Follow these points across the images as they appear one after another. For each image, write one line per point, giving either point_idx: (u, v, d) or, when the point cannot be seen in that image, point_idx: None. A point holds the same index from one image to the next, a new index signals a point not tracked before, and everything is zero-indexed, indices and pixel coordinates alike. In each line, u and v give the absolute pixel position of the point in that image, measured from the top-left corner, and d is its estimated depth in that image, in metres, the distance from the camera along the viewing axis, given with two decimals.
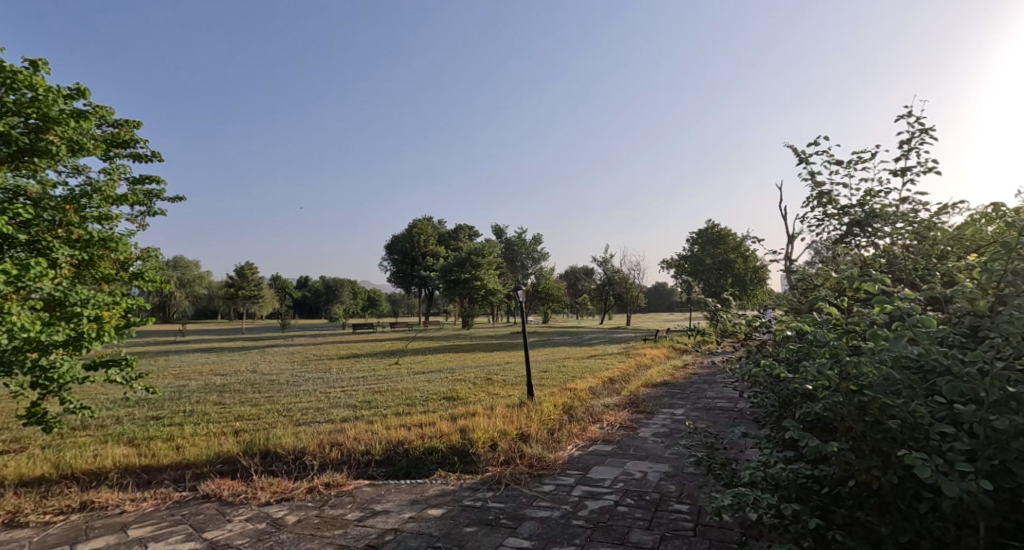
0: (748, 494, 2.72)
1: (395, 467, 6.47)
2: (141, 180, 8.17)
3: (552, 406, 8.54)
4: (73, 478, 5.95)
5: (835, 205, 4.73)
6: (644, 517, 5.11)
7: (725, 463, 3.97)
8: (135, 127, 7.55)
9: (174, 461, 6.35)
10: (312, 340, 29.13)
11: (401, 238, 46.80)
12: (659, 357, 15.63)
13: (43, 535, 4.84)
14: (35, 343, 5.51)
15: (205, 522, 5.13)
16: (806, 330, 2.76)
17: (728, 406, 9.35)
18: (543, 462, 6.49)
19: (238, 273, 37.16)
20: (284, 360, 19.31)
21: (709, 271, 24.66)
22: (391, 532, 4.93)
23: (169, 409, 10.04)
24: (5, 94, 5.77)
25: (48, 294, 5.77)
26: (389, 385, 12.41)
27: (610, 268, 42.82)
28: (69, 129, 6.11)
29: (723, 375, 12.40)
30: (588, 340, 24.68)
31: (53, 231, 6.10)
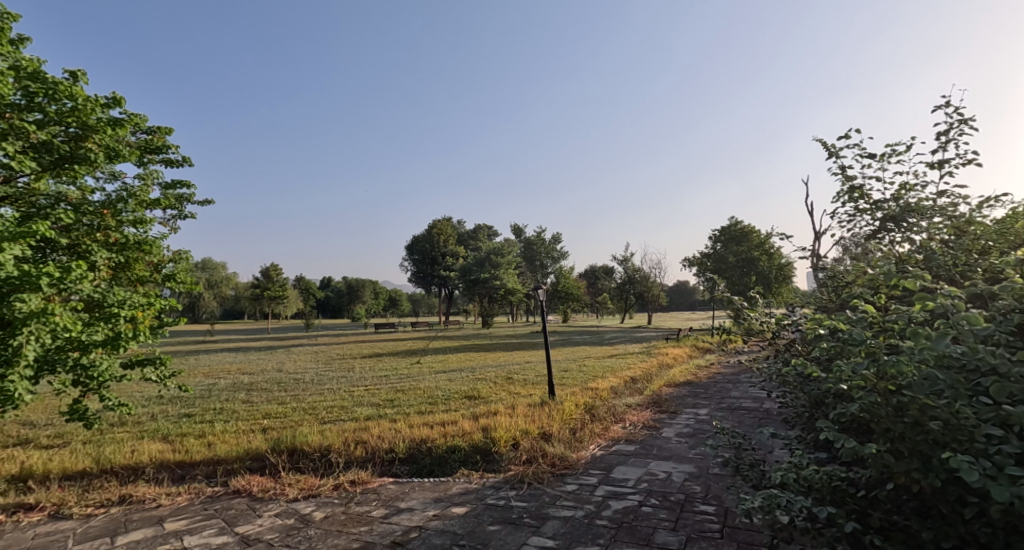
0: (780, 496, 2.71)
1: (418, 466, 6.53)
2: (173, 185, 8.38)
3: (574, 406, 8.53)
4: (112, 472, 6.14)
5: (867, 199, 4.64)
6: (670, 518, 5.09)
7: (754, 465, 3.95)
8: (167, 133, 7.74)
9: (206, 457, 6.50)
10: (334, 340, 29.35)
11: (421, 238, 47.05)
12: (681, 356, 15.42)
13: (85, 527, 5.01)
14: (76, 343, 5.70)
15: (236, 517, 5.25)
16: (841, 328, 2.71)
17: (754, 407, 9.23)
18: (565, 462, 6.49)
19: (264, 274, 37.78)
20: (308, 359, 19.54)
21: (732, 269, 24.32)
22: (417, 529, 4.99)
23: (200, 407, 10.26)
24: (47, 104, 5.96)
25: (87, 296, 5.97)
26: (411, 384, 12.50)
27: (631, 267, 42.51)
28: (106, 136, 6.30)
29: (748, 374, 12.21)
30: (609, 339, 24.40)
31: (92, 234, 6.30)
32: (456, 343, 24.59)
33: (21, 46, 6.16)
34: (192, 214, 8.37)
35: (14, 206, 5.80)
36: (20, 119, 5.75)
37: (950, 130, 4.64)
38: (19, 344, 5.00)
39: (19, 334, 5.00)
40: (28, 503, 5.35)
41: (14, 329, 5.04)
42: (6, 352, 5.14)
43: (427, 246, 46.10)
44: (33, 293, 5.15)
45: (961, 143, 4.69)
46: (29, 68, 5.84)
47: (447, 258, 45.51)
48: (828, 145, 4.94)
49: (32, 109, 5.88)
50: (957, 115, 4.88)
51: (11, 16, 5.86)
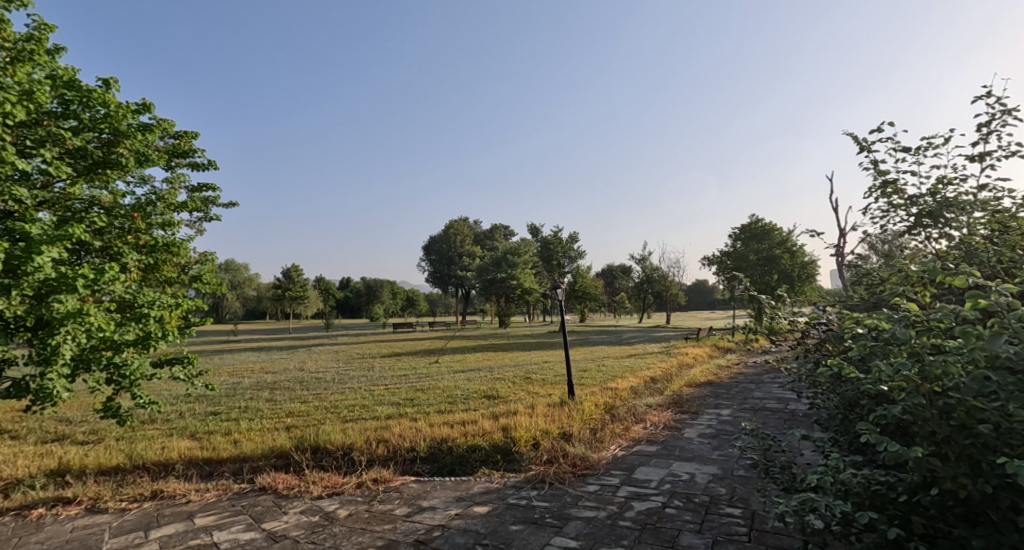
0: (818, 500, 2.66)
1: (439, 465, 6.56)
2: (199, 189, 8.54)
3: (594, 406, 8.49)
4: (144, 468, 6.26)
5: (902, 195, 4.52)
6: (695, 520, 5.02)
7: (785, 467, 3.89)
8: (193, 137, 7.88)
9: (233, 454, 6.60)
10: (354, 339, 29.54)
11: (439, 238, 47.30)
12: (702, 356, 15.20)
13: (120, 521, 5.12)
14: (108, 342, 5.83)
15: (263, 513, 5.32)
16: (883, 326, 2.63)
17: (778, 407, 9.06)
18: (586, 462, 6.45)
19: (285, 274, 38.25)
20: (330, 358, 19.81)
21: (753, 267, 23.91)
22: (439, 528, 5.00)
23: (225, 406, 10.43)
24: (81, 111, 6.11)
25: (119, 297, 6.12)
26: (430, 384, 12.51)
27: (649, 266, 42.11)
28: (137, 142, 6.45)
29: (771, 375, 12.00)
30: (627, 339, 24.12)
31: (124, 237, 6.48)
32: (474, 343, 24.62)
33: (56, 55, 6.31)
34: (217, 216, 8.53)
35: (51, 210, 5.91)
36: (56, 126, 5.90)
37: (992, 121, 4.49)
38: (57, 344, 5.16)
39: (57, 334, 5.15)
40: (66, 497, 5.48)
41: (52, 328, 5.21)
42: (42, 350, 5.28)
43: (444, 246, 46.37)
44: (70, 293, 5.24)
45: (1003, 135, 4.55)
46: (65, 76, 6.04)
47: (464, 257, 45.69)
48: (859, 139, 4.81)
49: (67, 116, 6.03)
50: (999, 105, 4.73)
51: (47, 26, 6.02)
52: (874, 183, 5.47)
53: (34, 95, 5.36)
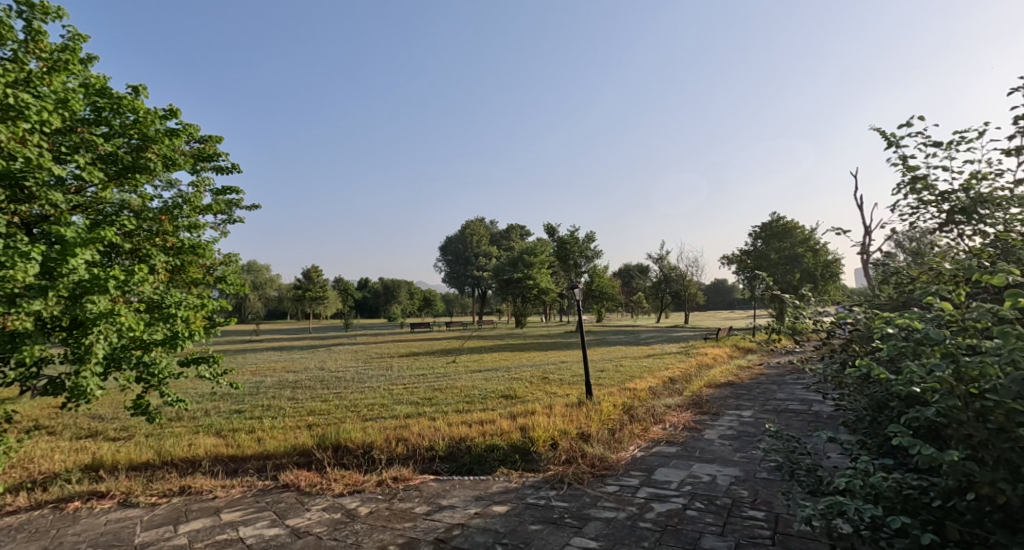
0: (847, 503, 2.66)
1: (458, 464, 6.59)
2: (223, 191, 8.69)
3: (612, 406, 8.46)
4: (172, 464, 6.41)
5: (932, 191, 4.44)
6: (717, 522, 4.98)
7: (811, 470, 3.84)
8: (218, 141, 8.03)
9: (257, 451, 6.71)
10: (372, 340, 29.75)
11: (456, 239, 47.53)
12: (722, 357, 15.04)
13: (151, 515, 5.24)
14: (138, 342, 5.98)
15: (287, 510, 5.40)
16: (915, 325, 2.60)
17: (801, 409, 8.91)
18: (605, 462, 6.44)
19: (306, 276, 38.74)
20: (350, 357, 20.00)
21: (775, 266, 23.54)
22: (459, 527, 5.03)
23: (248, 404, 10.62)
24: (111, 118, 6.27)
25: (147, 298, 6.24)
26: (449, 384, 12.57)
27: (667, 265, 41.75)
28: (165, 146, 6.58)
29: (793, 377, 11.81)
30: (645, 340, 23.94)
31: (152, 239, 6.64)
32: (492, 343, 24.67)
33: (88, 64, 6.48)
34: (240, 219, 8.68)
35: (83, 214, 6.08)
36: (89, 132, 6.09)
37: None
38: (90, 343, 5.31)
39: (90, 334, 5.30)
40: (100, 491, 5.62)
41: (86, 328, 5.35)
42: (76, 349, 5.43)
43: (461, 246, 46.65)
44: (102, 294, 5.37)
45: None
46: (97, 84, 6.19)
47: (480, 257, 45.81)
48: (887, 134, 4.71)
49: (99, 123, 6.20)
50: None
51: (81, 36, 6.17)
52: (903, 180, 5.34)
53: (69, 103, 5.51)
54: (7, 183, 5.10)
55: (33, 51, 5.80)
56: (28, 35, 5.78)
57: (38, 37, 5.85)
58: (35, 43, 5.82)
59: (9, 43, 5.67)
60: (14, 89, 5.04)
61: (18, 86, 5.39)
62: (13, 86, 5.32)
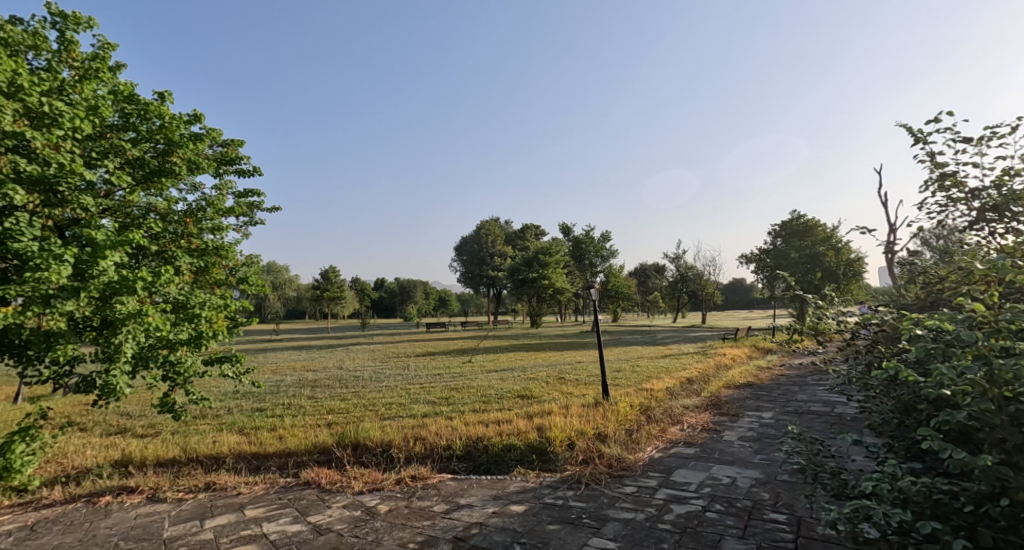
0: (875, 508, 2.65)
1: (474, 463, 6.61)
2: (245, 194, 8.82)
3: (629, 406, 8.43)
4: (197, 460, 6.53)
5: (962, 188, 4.35)
6: (737, 525, 4.94)
7: (835, 473, 3.80)
8: (240, 145, 8.15)
9: (279, 449, 6.81)
10: (388, 339, 29.89)
11: (472, 239, 47.68)
12: (740, 357, 14.91)
13: (178, 510, 5.34)
14: (164, 341, 6.09)
15: (308, 506, 5.47)
16: (946, 326, 2.57)
17: (824, 411, 8.78)
18: (623, 463, 6.42)
19: (323, 276, 39.12)
20: (367, 357, 20.16)
21: (795, 265, 23.19)
22: (477, 526, 5.06)
23: (269, 402, 10.77)
24: (138, 123, 6.43)
25: (172, 298, 6.35)
26: (465, 383, 12.61)
27: (684, 265, 41.38)
28: (189, 151, 6.67)
29: (815, 379, 11.64)
30: (661, 340, 23.77)
31: (177, 241, 6.77)
32: (508, 343, 24.70)
33: (117, 72, 6.63)
34: (262, 221, 8.81)
35: (112, 217, 6.18)
36: (117, 139, 6.24)
37: None
38: (119, 342, 5.47)
39: (120, 334, 5.43)
40: (130, 486, 5.75)
41: (115, 328, 5.49)
42: (106, 349, 5.58)
43: (476, 247, 46.76)
44: (130, 295, 5.50)
45: None
46: (125, 91, 6.34)
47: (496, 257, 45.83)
48: (914, 130, 4.62)
49: (127, 128, 6.35)
50: None
51: (111, 45, 6.32)
52: (930, 177, 4.95)
53: (99, 110, 5.65)
54: (42, 188, 5.25)
55: (66, 60, 6.00)
56: (61, 45, 6.00)
57: (70, 47, 6.05)
58: (68, 52, 6.05)
59: (43, 53, 5.85)
60: (47, 97, 5.25)
61: (52, 94, 5.56)
62: (46, 94, 5.50)
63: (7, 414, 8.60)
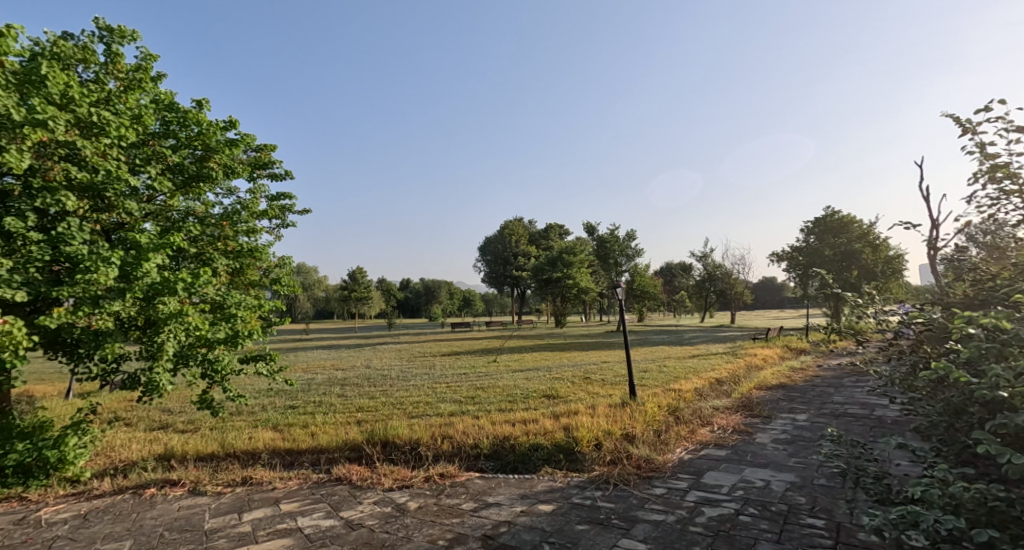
0: (926, 514, 2.60)
1: (502, 462, 6.61)
2: (277, 198, 8.99)
3: (657, 407, 8.33)
4: (235, 456, 6.68)
5: (1016, 180, 4.16)
6: (772, 529, 4.84)
7: (879, 478, 3.69)
8: (272, 149, 8.30)
9: (312, 445, 6.92)
10: (414, 340, 30.09)
11: (496, 239, 47.72)
12: (772, 357, 14.62)
13: (218, 503, 5.47)
14: (203, 340, 6.23)
15: (340, 502, 5.55)
16: (1002, 327, 2.48)
17: (862, 414, 8.54)
18: (651, 464, 6.34)
19: (351, 277, 39.60)
20: (394, 357, 20.35)
21: (829, 263, 22.61)
22: (506, 524, 5.05)
23: (301, 400, 10.95)
24: (178, 130, 6.60)
25: (210, 298, 6.50)
26: (491, 383, 12.64)
27: (711, 263, 40.75)
28: (225, 156, 6.85)
29: (850, 380, 11.33)
30: (689, 340, 23.48)
31: (214, 244, 6.90)
32: (535, 343, 24.67)
33: (158, 82, 6.82)
34: (294, 223, 8.97)
35: (153, 222, 6.32)
36: (158, 145, 6.44)
37: None
38: (162, 341, 5.62)
39: (162, 333, 5.59)
40: (173, 479, 5.92)
41: (158, 328, 5.65)
42: (148, 348, 5.75)
43: (500, 247, 46.80)
44: (171, 296, 5.66)
45: None
46: (166, 100, 6.54)
47: (520, 257, 45.79)
48: (963, 120, 4.44)
49: (167, 135, 6.55)
50: None
51: (153, 56, 6.51)
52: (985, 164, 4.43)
53: (142, 119, 5.83)
54: (90, 194, 5.42)
55: (112, 72, 6.22)
56: (108, 58, 6.21)
57: (115, 59, 6.26)
58: (114, 64, 6.25)
59: (91, 66, 6.06)
60: (94, 107, 5.43)
61: (99, 105, 5.75)
62: (95, 105, 5.69)
63: (58, 408, 8.95)
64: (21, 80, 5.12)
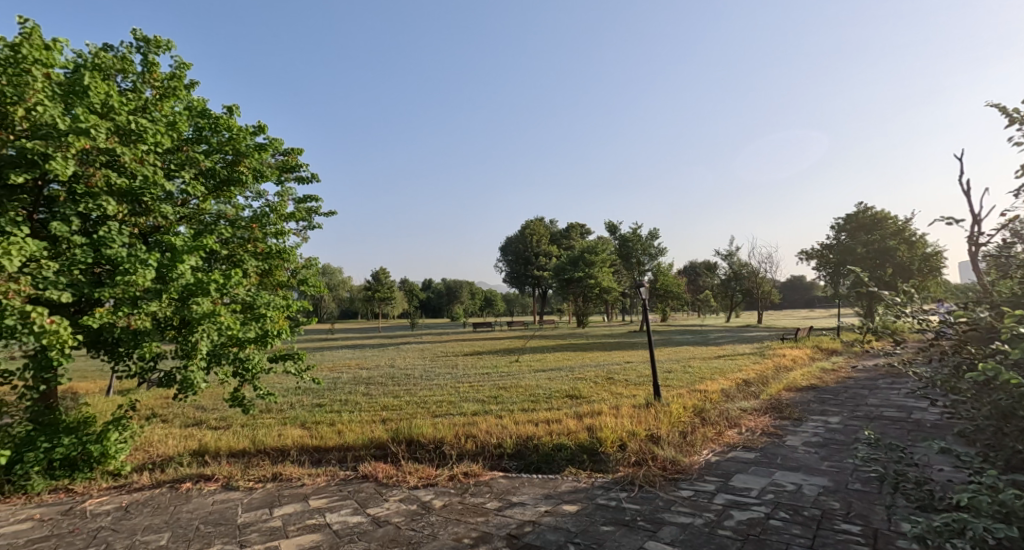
0: (974, 522, 2.52)
1: (526, 462, 6.58)
2: (304, 200, 9.10)
3: (684, 408, 8.21)
4: (265, 452, 6.78)
5: None
6: (805, 534, 4.72)
7: (921, 484, 3.56)
8: (299, 153, 8.40)
9: (339, 443, 6.99)
10: (436, 340, 30.21)
11: (517, 239, 47.68)
12: (801, 358, 14.30)
13: (250, 498, 5.56)
14: (234, 339, 6.33)
15: (367, 499, 5.58)
16: None
17: (898, 417, 8.28)
18: (677, 466, 6.24)
19: (374, 278, 39.98)
20: (418, 356, 20.48)
21: (861, 261, 22.04)
22: (531, 524, 5.02)
23: (328, 398, 11.08)
24: (210, 135, 6.71)
25: (241, 299, 6.60)
26: (514, 383, 12.63)
27: (737, 263, 40.12)
28: (255, 160, 6.94)
29: (885, 383, 11.00)
30: (714, 340, 23.17)
31: (245, 246, 7.01)
32: (558, 343, 24.61)
33: (191, 89, 6.96)
34: (320, 225, 9.07)
35: (187, 224, 6.47)
36: (192, 151, 6.56)
37: None
38: (196, 340, 5.74)
39: (196, 333, 5.71)
40: (207, 474, 6.03)
41: (192, 328, 5.77)
42: (182, 348, 5.87)
43: (522, 247, 46.73)
44: (204, 297, 5.77)
45: None
46: (199, 107, 6.66)
47: (541, 257, 45.70)
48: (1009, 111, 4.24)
49: (200, 141, 6.67)
50: None
51: (186, 64, 6.63)
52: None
53: (176, 125, 5.94)
54: (129, 198, 5.55)
55: (148, 81, 6.37)
56: (144, 67, 6.35)
57: (152, 69, 6.40)
58: (150, 74, 6.39)
59: (129, 75, 6.20)
60: (132, 115, 5.55)
61: (136, 113, 5.90)
62: (132, 113, 5.82)
63: (99, 404, 9.23)
64: (64, 90, 5.26)
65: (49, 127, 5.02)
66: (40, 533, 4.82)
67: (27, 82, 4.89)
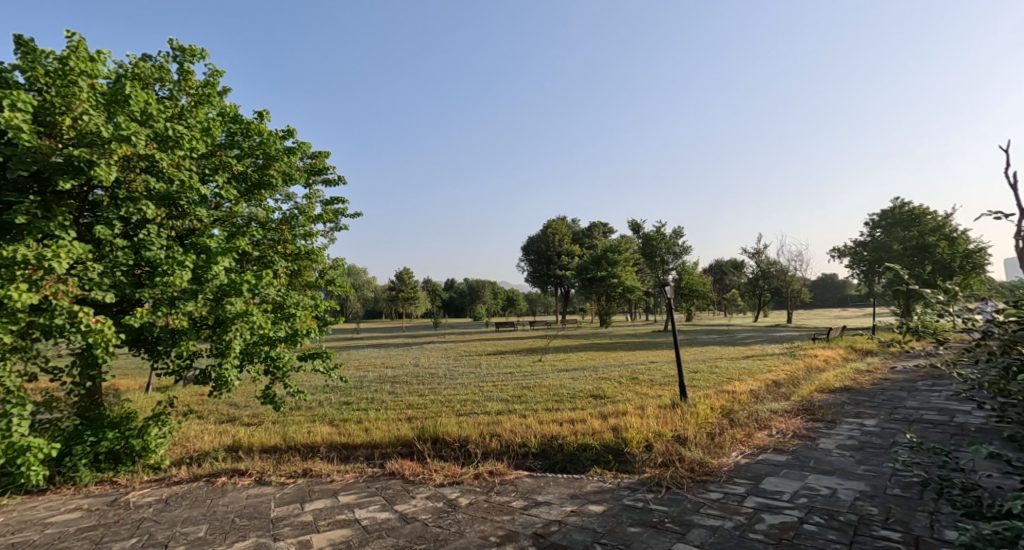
0: None
1: (551, 461, 6.54)
2: (331, 201, 9.19)
3: (712, 410, 8.06)
4: (295, 448, 6.86)
5: None
6: (842, 540, 4.58)
7: (967, 490, 3.42)
8: (326, 156, 8.49)
9: (366, 440, 7.04)
10: (459, 340, 30.15)
11: (539, 238, 47.48)
12: (833, 358, 13.92)
13: (281, 493, 5.63)
14: (266, 339, 6.42)
15: (394, 496, 5.61)
16: None
17: (938, 420, 7.99)
18: (706, 467, 6.12)
19: (398, 278, 40.18)
20: (441, 355, 20.53)
21: (897, 259, 21.34)
22: (557, 523, 4.97)
23: (355, 396, 11.17)
24: (242, 140, 6.81)
25: (272, 298, 6.70)
26: (537, 383, 12.56)
27: (765, 261, 39.33)
28: (285, 164, 7.02)
29: (923, 385, 10.64)
30: (741, 340, 22.73)
31: (275, 247, 7.11)
32: (578, 344, 24.38)
33: (224, 95, 7.08)
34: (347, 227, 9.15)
35: (220, 227, 6.58)
36: (225, 155, 6.67)
37: None
38: (229, 339, 5.85)
39: (229, 333, 5.82)
40: (240, 469, 6.13)
41: (226, 327, 5.88)
42: (215, 347, 5.97)
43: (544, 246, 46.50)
44: (237, 296, 5.87)
45: None
46: (231, 112, 6.75)
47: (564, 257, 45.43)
48: None
49: (232, 146, 6.76)
50: None
51: (219, 71, 6.74)
52: None
53: (211, 131, 6.05)
54: (167, 202, 5.67)
55: (184, 89, 6.49)
56: (180, 75, 6.47)
57: (187, 77, 6.52)
58: (185, 82, 6.51)
59: (166, 84, 6.33)
60: (169, 122, 5.66)
61: (173, 120, 6.03)
62: (169, 120, 5.94)
63: (138, 401, 9.45)
64: (108, 100, 5.37)
65: (94, 136, 5.12)
66: (88, 522, 4.96)
67: (73, 92, 5.03)
